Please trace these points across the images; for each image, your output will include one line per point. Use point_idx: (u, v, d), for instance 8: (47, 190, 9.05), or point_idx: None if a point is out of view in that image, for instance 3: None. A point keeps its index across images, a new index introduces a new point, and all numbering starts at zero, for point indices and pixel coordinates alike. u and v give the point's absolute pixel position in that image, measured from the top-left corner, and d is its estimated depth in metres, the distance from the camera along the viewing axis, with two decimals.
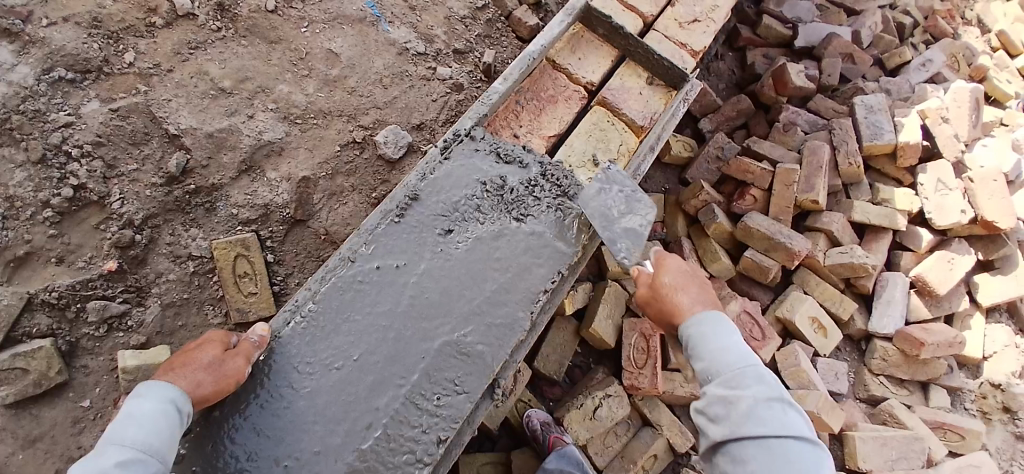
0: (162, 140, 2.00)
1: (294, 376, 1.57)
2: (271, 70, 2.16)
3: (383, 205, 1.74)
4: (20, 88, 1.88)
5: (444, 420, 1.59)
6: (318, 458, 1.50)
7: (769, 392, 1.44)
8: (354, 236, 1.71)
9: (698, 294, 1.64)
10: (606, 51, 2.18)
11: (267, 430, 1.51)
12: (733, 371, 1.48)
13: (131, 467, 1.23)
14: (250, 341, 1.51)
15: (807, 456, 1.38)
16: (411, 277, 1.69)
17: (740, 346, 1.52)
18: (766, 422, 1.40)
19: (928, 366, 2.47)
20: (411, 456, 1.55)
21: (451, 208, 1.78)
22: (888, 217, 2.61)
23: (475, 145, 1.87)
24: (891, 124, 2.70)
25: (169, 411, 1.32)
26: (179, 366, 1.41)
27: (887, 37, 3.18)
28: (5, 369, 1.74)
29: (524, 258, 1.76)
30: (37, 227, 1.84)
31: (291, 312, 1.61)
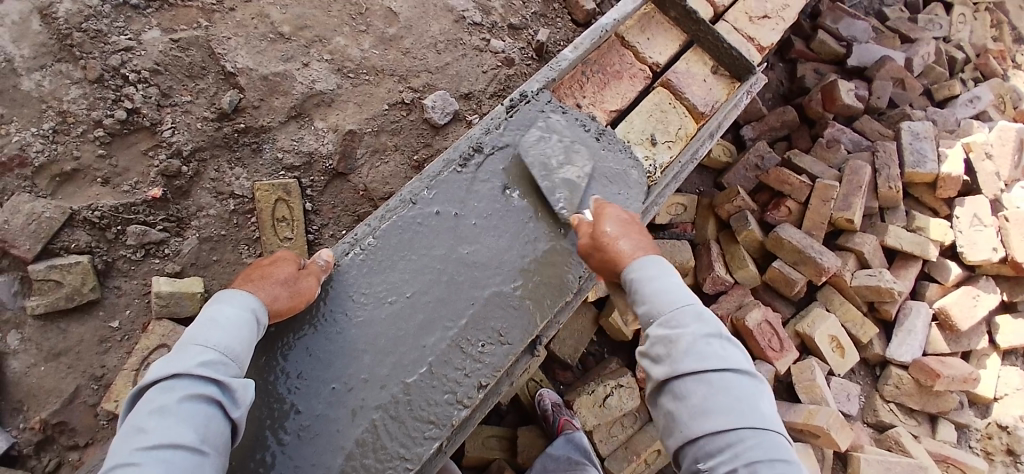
0: (218, 77, 2.01)
1: (348, 305, 1.58)
2: (330, 22, 2.17)
3: (446, 153, 1.75)
4: (84, 7, 1.91)
5: (486, 367, 1.60)
6: (366, 386, 1.52)
7: (709, 329, 1.36)
8: (415, 179, 1.72)
9: (642, 241, 1.54)
10: (674, 35, 2.17)
11: (317, 352, 1.53)
12: (668, 309, 1.39)
13: (213, 368, 1.24)
14: (317, 264, 1.54)
15: (746, 389, 1.31)
16: (466, 222, 1.71)
17: (679, 285, 1.43)
18: (706, 359, 1.31)
19: (939, 399, 2.46)
20: (452, 397, 1.56)
21: (513, 167, 1.78)
22: (920, 246, 2.59)
23: (540, 107, 1.86)
24: (935, 153, 2.68)
25: (249, 320, 1.34)
26: (258, 278, 1.43)
27: (938, 68, 3.13)
28: (39, 279, 1.76)
29: (579, 223, 1.76)
30: (86, 146, 1.87)
31: (350, 243, 1.64)
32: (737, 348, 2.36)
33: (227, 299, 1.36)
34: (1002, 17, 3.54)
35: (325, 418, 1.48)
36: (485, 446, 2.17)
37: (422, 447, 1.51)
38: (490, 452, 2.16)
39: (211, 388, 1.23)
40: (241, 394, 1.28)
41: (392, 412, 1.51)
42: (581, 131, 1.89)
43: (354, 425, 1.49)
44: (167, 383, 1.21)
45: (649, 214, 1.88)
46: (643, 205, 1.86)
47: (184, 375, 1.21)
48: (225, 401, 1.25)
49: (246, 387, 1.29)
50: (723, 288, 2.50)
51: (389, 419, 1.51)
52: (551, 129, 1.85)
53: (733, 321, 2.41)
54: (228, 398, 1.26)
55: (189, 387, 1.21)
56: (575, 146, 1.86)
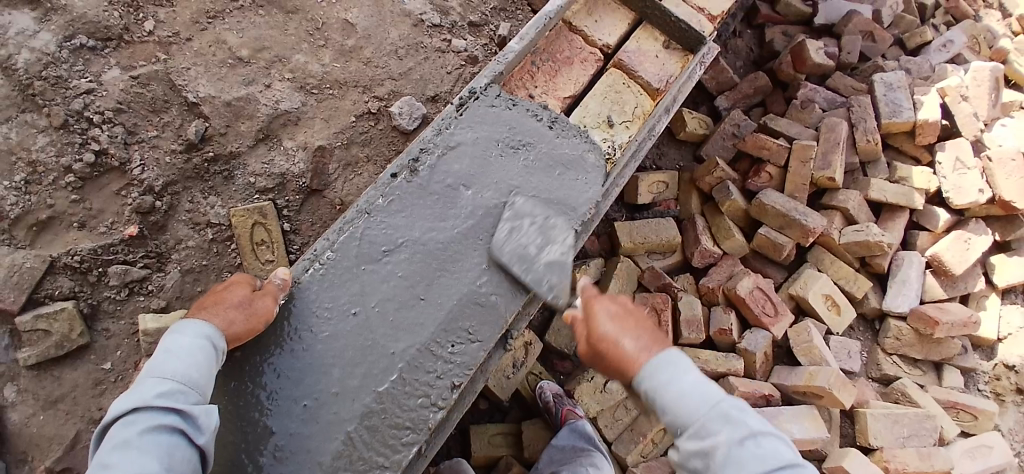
0: (182, 109, 2.01)
1: (313, 321, 1.59)
2: (288, 40, 2.17)
3: (397, 159, 1.74)
4: (42, 55, 1.91)
5: (458, 366, 1.61)
6: (337, 399, 1.54)
7: (742, 430, 1.38)
8: (370, 189, 1.72)
9: (643, 337, 1.51)
10: (622, 14, 2.17)
11: (286, 371, 1.54)
12: (698, 419, 1.40)
13: (172, 397, 1.26)
14: (274, 283, 1.54)
15: None
16: (419, 226, 1.70)
17: (697, 387, 1.43)
18: (746, 467, 1.34)
19: (942, 346, 2.45)
20: (425, 400, 1.57)
21: (467, 165, 1.78)
22: (905, 196, 2.58)
23: (490, 102, 1.86)
24: (911, 102, 2.66)
25: (206, 347, 1.35)
26: (212, 304, 1.45)
27: (908, 17, 3.08)
28: (28, 330, 1.77)
29: (540, 213, 1.77)
30: (59, 192, 1.87)
31: (310, 259, 1.63)
32: (732, 317, 2.35)
33: (184, 328, 1.37)
34: None
35: (298, 436, 1.50)
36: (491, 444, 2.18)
37: (400, 455, 1.52)
38: (496, 449, 2.16)
39: (171, 418, 1.24)
40: (204, 420, 1.29)
41: (368, 422, 1.53)
42: (534, 120, 1.89)
43: (330, 439, 1.50)
44: (128, 417, 1.24)
45: (610, 197, 1.89)
46: (602, 188, 1.86)
47: (143, 408, 1.23)
48: (188, 428, 1.27)
49: (209, 413, 1.31)
50: (711, 260, 2.50)
51: (364, 430, 1.52)
52: (501, 123, 1.85)
53: (726, 292, 2.40)
54: (191, 426, 1.27)
55: (150, 419, 1.23)
56: (529, 138, 1.86)
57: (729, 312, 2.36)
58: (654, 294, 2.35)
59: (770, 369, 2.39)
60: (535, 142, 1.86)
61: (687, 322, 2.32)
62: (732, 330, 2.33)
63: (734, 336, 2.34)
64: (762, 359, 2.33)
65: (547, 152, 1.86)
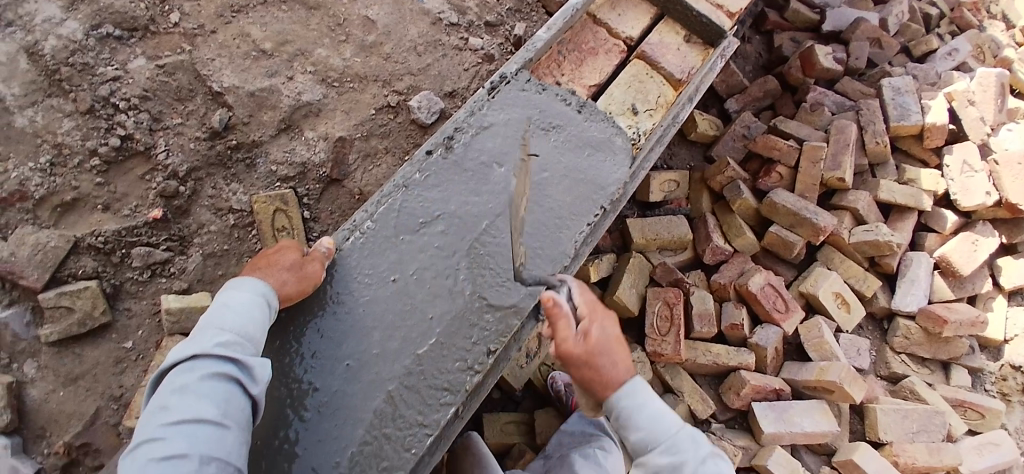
0: (206, 98, 2.06)
1: (353, 285, 1.61)
2: (311, 35, 2.23)
3: (434, 136, 1.79)
4: (69, 41, 1.97)
5: (492, 334, 1.61)
6: (378, 359, 1.55)
7: (704, 450, 1.49)
8: (407, 165, 1.75)
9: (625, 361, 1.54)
10: (644, 9, 2.21)
11: (328, 332, 1.56)
12: (668, 437, 1.47)
13: (230, 347, 1.29)
14: (319, 251, 1.57)
15: None
16: (455, 200, 1.73)
17: (665, 410, 1.51)
18: None
19: (950, 345, 2.47)
20: (463, 364, 1.58)
21: (501, 144, 1.82)
22: (913, 197, 2.61)
23: (521, 86, 1.91)
24: (918, 105, 2.71)
25: (262, 304, 1.39)
26: (264, 265, 1.49)
27: (914, 26, 3.15)
28: (51, 307, 1.80)
29: (572, 191, 1.82)
30: (84, 175, 1.91)
31: (350, 229, 1.66)
32: (743, 313, 2.35)
33: (240, 286, 1.41)
34: None
35: (341, 393, 1.52)
36: (503, 432, 2.17)
37: (439, 414, 1.53)
38: (509, 437, 2.15)
39: (228, 367, 1.27)
40: (260, 372, 1.32)
41: (407, 382, 1.54)
42: (562, 105, 1.93)
43: (371, 397, 1.52)
44: (187, 364, 1.26)
45: (637, 179, 1.94)
46: (629, 169, 1.91)
47: (202, 355, 1.26)
48: (244, 378, 1.29)
49: (263, 365, 1.33)
50: (722, 258, 2.52)
51: (405, 389, 1.54)
52: (532, 107, 1.90)
53: (737, 288, 2.41)
54: (247, 376, 1.30)
55: (208, 367, 1.25)
56: (559, 120, 1.91)
57: (740, 307, 2.37)
58: (665, 288, 2.34)
59: (781, 365, 2.39)
60: (564, 124, 1.91)
61: (698, 316, 2.33)
62: (744, 326, 2.34)
63: (745, 332, 2.35)
64: (773, 354, 2.34)
65: (577, 134, 1.91)
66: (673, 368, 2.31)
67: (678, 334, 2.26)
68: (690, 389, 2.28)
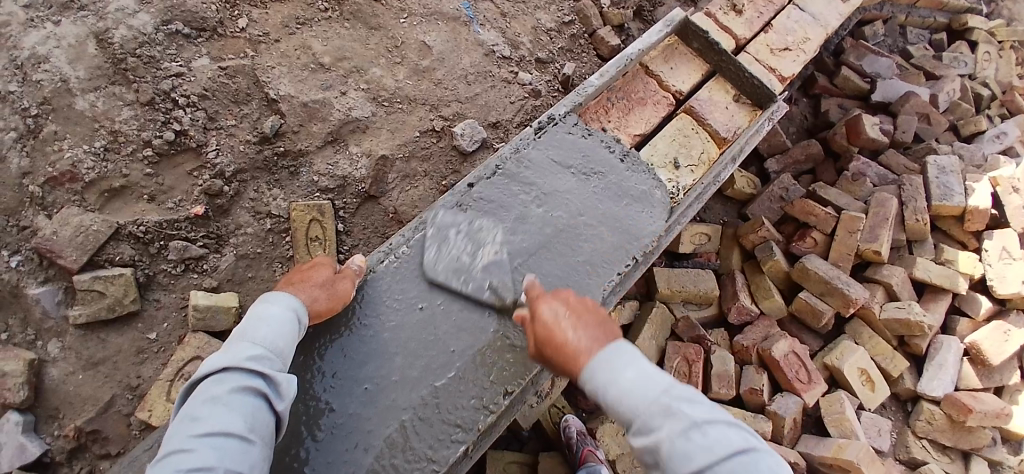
0: (261, 103, 2.13)
1: (381, 310, 1.64)
2: (368, 54, 2.29)
3: (478, 169, 1.83)
4: (139, 33, 2.04)
5: (511, 376, 1.61)
6: (397, 386, 1.56)
7: (681, 420, 1.21)
8: (448, 194, 1.79)
9: (589, 330, 1.43)
10: (697, 65, 2.25)
11: (352, 353, 1.58)
12: (637, 413, 1.26)
13: (260, 361, 1.28)
14: (351, 268, 1.61)
15: (745, 467, 1.16)
16: (489, 235, 1.75)
17: (642, 375, 1.30)
18: (694, 459, 1.17)
19: (972, 435, 2.38)
20: (479, 402, 1.57)
21: (541, 185, 1.86)
22: (949, 278, 2.56)
23: (567, 129, 1.95)
24: (962, 187, 2.67)
25: (292, 321, 1.39)
26: (297, 281, 1.52)
27: (965, 104, 3.13)
28: (84, 289, 1.83)
29: (606, 238, 1.82)
30: (135, 165, 1.97)
31: (385, 252, 1.71)
32: (764, 379, 2.31)
33: (272, 300, 1.42)
34: None
35: (357, 417, 1.52)
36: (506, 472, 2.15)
37: (448, 451, 1.51)
38: None
39: (258, 381, 1.25)
40: (286, 388, 1.30)
41: (422, 414, 1.54)
42: (606, 152, 1.96)
43: (385, 424, 1.52)
44: (217, 376, 1.24)
45: (672, 232, 1.92)
46: (666, 223, 1.90)
47: (232, 367, 1.24)
48: (271, 394, 1.27)
49: (290, 382, 1.32)
50: (747, 319, 2.49)
51: (418, 420, 1.53)
52: (576, 151, 1.93)
53: (759, 352, 2.39)
54: (274, 392, 1.28)
55: (239, 379, 1.23)
56: (600, 167, 1.93)
57: (761, 373, 2.33)
58: (686, 344, 2.34)
59: (798, 436, 2.33)
60: (605, 172, 1.93)
61: (717, 377, 2.31)
62: (763, 392, 2.29)
63: (764, 397, 2.31)
64: (791, 424, 2.28)
65: (618, 182, 1.92)
66: None
67: None
68: None
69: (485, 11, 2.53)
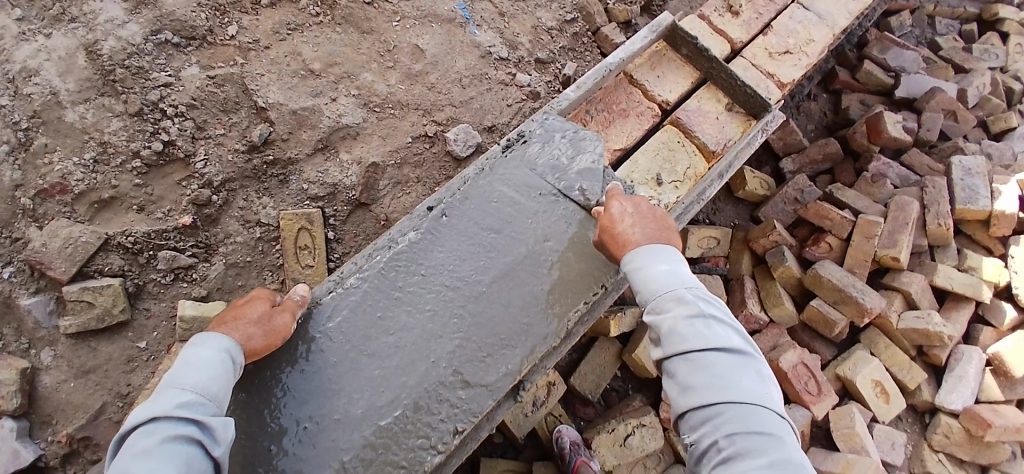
0: (250, 111, 2.12)
1: (326, 344, 1.59)
2: (359, 58, 2.26)
3: (438, 193, 1.80)
4: (127, 44, 2.04)
5: (463, 413, 1.58)
6: (337, 426, 1.53)
7: (691, 308, 1.34)
8: (405, 220, 1.76)
9: (643, 227, 1.54)
10: (687, 72, 2.15)
11: (293, 390, 1.54)
12: (656, 295, 1.40)
13: (191, 407, 1.27)
14: (293, 299, 1.56)
15: (731, 367, 1.28)
16: (449, 263, 1.71)
17: (672, 268, 1.42)
18: (688, 340, 1.31)
19: (991, 450, 2.24)
20: (425, 441, 1.54)
21: (506, 208, 1.79)
22: (973, 286, 2.39)
23: (536, 147, 1.87)
24: (989, 190, 2.50)
25: (226, 361, 1.37)
26: (230, 319, 1.46)
27: (995, 99, 2.94)
28: (73, 300, 1.85)
29: (572, 264, 1.76)
30: (124, 175, 1.98)
31: (334, 282, 1.66)
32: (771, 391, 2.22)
33: (203, 342, 1.40)
34: None
35: (294, 457, 1.49)
36: None
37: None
38: None
39: (190, 428, 1.24)
40: (221, 432, 1.30)
41: (364, 454, 1.51)
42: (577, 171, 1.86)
43: (323, 466, 1.49)
44: (147, 427, 1.22)
45: None
46: None
47: (161, 417, 1.23)
48: (205, 440, 1.26)
49: (225, 426, 1.32)
50: (755, 327, 2.38)
51: (358, 461, 1.51)
52: (545, 169, 1.85)
53: (767, 363, 2.26)
54: (208, 437, 1.27)
55: (170, 428, 1.22)
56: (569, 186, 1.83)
57: None
58: None
59: (806, 450, 2.22)
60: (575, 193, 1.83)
61: None
62: None
63: None
64: (798, 437, 2.18)
65: (593, 201, 1.81)
66: None
67: None
68: None
69: (483, 11, 2.47)
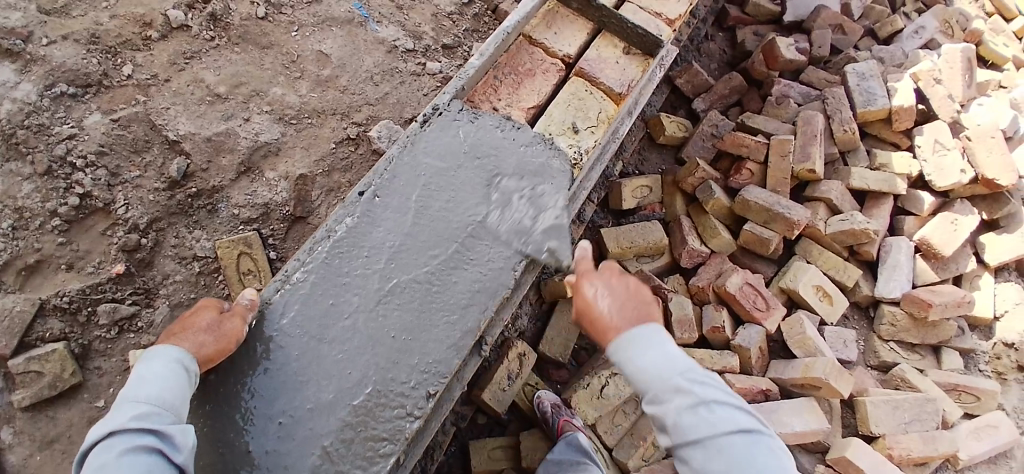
0: (163, 147, 2.06)
1: (284, 340, 1.59)
2: (265, 74, 2.22)
3: (366, 177, 1.78)
4: (24, 104, 1.96)
5: (433, 376, 1.60)
6: (312, 414, 1.53)
7: (690, 396, 1.43)
8: (338, 209, 1.74)
9: (622, 310, 1.57)
10: (582, 24, 2.22)
11: (261, 390, 1.54)
12: (653, 389, 1.46)
13: (147, 418, 1.28)
14: (242, 304, 1.56)
15: (741, 443, 1.39)
16: (389, 241, 1.71)
17: (664, 357, 1.48)
18: (698, 430, 1.40)
19: (938, 329, 2.42)
20: (402, 410, 1.56)
21: (434, 180, 1.81)
22: (886, 181, 2.58)
23: (454, 117, 1.89)
24: (884, 90, 2.69)
25: (179, 370, 1.37)
26: (179, 331, 1.46)
27: (878, 7, 3.14)
28: (20, 372, 1.78)
29: (509, 219, 1.80)
30: (46, 236, 1.90)
31: (281, 281, 1.64)
32: (724, 315, 2.33)
33: (154, 355, 1.40)
34: None
35: (275, 453, 1.50)
36: (491, 458, 2.12)
37: (378, 466, 1.51)
38: (496, 463, 2.11)
39: (148, 438, 1.26)
40: (182, 439, 1.31)
41: (344, 435, 1.53)
42: (498, 133, 1.91)
43: (306, 455, 1.50)
44: (106, 443, 1.25)
45: (577, 200, 1.90)
46: (569, 191, 1.87)
47: (118, 431, 1.26)
48: (165, 448, 1.28)
49: (186, 432, 1.33)
50: (699, 260, 2.49)
51: (340, 442, 1.52)
52: (466, 136, 1.88)
53: (716, 290, 2.39)
54: (169, 445, 1.29)
55: (127, 441, 1.25)
56: (492, 149, 1.88)
57: (720, 309, 2.35)
58: None
59: (767, 364, 2.35)
60: (499, 154, 1.88)
61: (678, 322, 2.30)
62: (725, 328, 2.31)
63: (727, 333, 2.32)
64: (757, 354, 2.30)
65: (511, 160, 1.88)
66: None
67: None
68: None
69: (380, 7, 2.46)
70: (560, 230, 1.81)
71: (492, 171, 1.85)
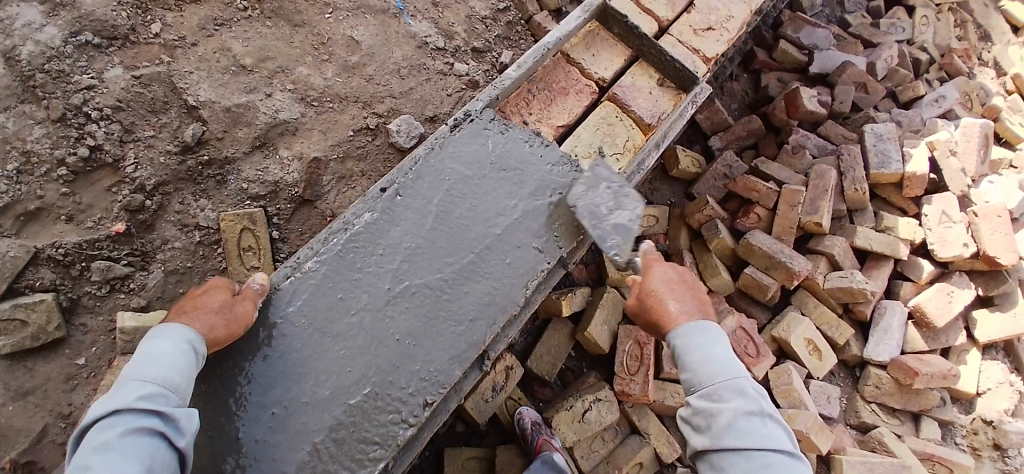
0: (180, 111, 2.03)
1: (293, 329, 1.58)
2: (293, 52, 2.21)
3: (391, 175, 1.78)
4: (46, 48, 1.93)
5: (432, 385, 1.58)
6: (306, 408, 1.52)
7: (751, 403, 1.50)
8: (359, 203, 1.74)
9: (689, 302, 1.69)
10: (620, 50, 2.23)
11: (259, 377, 1.53)
12: (713, 383, 1.54)
13: (153, 400, 1.28)
14: (253, 288, 1.56)
15: (784, 466, 1.45)
16: (405, 242, 1.71)
17: (727, 358, 1.57)
18: (746, 434, 1.47)
19: (920, 397, 2.44)
20: (397, 415, 1.55)
21: (458, 187, 1.80)
22: (890, 245, 2.60)
23: (483, 125, 1.88)
24: (900, 154, 2.71)
25: (187, 352, 1.37)
26: (191, 309, 1.46)
27: (902, 71, 3.17)
28: (5, 319, 1.75)
29: (524, 236, 1.78)
30: (50, 185, 1.87)
31: (292, 268, 1.63)
32: None
33: (163, 333, 1.40)
34: (965, 17, 3.63)
35: (263, 443, 1.49)
36: (464, 468, 2.10)
37: (366, 470, 1.50)
38: None
39: (152, 420, 1.26)
40: (186, 423, 1.32)
41: (335, 435, 1.51)
42: (525, 147, 1.89)
43: (295, 450, 1.49)
44: (108, 421, 1.25)
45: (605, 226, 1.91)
46: None
47: (122, 410, 1.25)
48: (168, 432, 1.28)
49: (190, 416, 1.34)
50: None
51: (331, 441, 1.50)
52: (492, 146, 1.86)
53: None
54: (172, 428, 1.30)
55: (132, 421, 1.25)
56: (517, 163, 1.87)
57: None
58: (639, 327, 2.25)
59: None
60: (524, 167, 1.86)
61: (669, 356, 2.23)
62: None
63: None
64: None
65: (536, 177, 1.86)
66: (641, 408, 2.25)
67: (647, 374, 2.17)
68: (656, 432, 2.24)
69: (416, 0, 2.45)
70: (628, 231, 1.77)
71: (515, 184, 1.84)
